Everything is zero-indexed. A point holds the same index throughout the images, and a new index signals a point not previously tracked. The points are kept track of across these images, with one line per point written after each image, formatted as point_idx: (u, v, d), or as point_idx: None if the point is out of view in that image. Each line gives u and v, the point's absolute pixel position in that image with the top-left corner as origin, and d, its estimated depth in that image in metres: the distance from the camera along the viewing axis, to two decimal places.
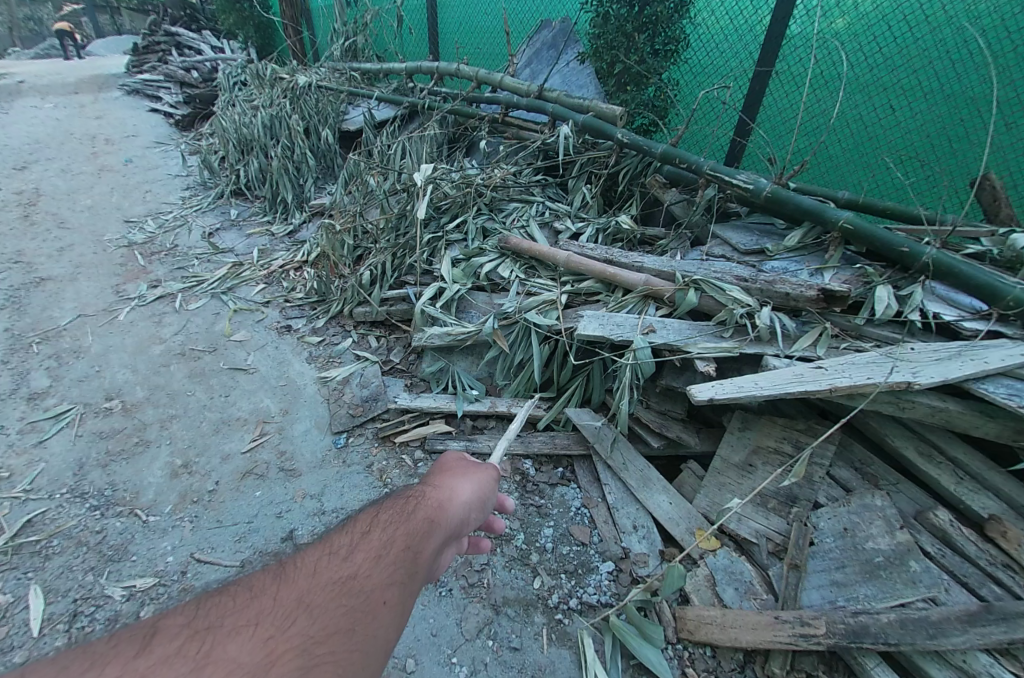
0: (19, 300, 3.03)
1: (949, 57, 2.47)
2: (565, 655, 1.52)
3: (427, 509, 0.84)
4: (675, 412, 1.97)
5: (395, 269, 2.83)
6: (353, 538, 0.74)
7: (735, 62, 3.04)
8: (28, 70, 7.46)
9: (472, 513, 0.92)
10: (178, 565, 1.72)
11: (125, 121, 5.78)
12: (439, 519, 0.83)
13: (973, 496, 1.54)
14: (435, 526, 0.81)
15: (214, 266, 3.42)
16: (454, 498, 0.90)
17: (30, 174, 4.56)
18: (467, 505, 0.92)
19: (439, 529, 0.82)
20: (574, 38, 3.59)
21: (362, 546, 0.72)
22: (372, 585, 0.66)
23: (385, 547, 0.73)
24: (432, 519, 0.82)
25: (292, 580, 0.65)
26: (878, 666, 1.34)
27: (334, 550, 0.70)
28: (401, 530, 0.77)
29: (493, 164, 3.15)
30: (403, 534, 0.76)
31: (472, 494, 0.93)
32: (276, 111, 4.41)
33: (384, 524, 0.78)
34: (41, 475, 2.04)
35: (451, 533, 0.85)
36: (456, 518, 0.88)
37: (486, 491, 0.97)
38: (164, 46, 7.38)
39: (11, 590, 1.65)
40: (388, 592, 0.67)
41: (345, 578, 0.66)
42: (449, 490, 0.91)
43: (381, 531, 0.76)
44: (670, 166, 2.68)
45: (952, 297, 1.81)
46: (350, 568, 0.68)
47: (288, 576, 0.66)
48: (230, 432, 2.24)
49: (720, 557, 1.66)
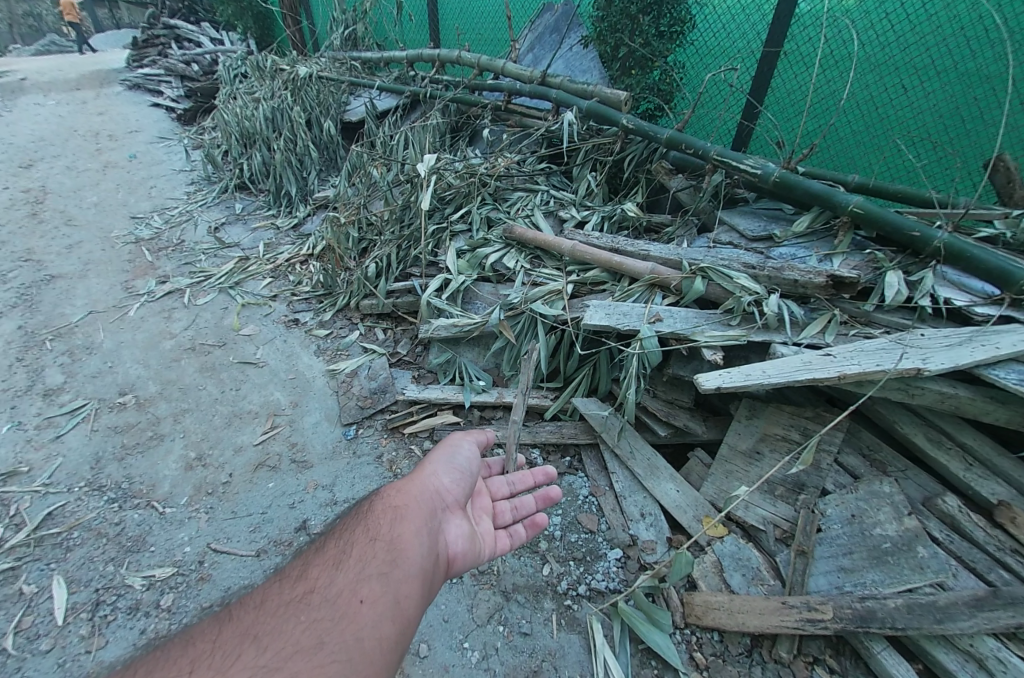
0: (31, 298, 3.07)
1: (963, 34, 2.40)
2: (574, 640, 1.54)
3: (388, 499, 1.04)
4: (682, 401, 1.97)
5: (400, 261, 2.84)
6: (305, 561, 0.89)
7: (743, 42, 2.96)
8: (28, 67, 7.42)
9: (442, 483, 1.15)
10: (195, 555, 1.77)
11: (128, 117, 5.78)
12: (404, 502, 1.04)
13: (982, 482, 1.54)
14: (401, 508, 1.01)
15: (221, 261, 3.44)
16: (416, 482, 1.11)
17: (36, 172, 4.58)
18: (433, 480, 1.14)
19: (405, 509, 1.01)
20: (577, 21, 3.52)
21: (321, 563, 0.87)
22: (340, 592, 0.81)
23: (347, 553, 0.89)
24: (394, 505, 1.02)
25: (238, 619, 0.77)
26: (885, 649, 1.36)
27: (293, 578, 0.85)
28: (366, 530, 0.94)
29: (497, 153, 3.13)
30: (366, 532, 0.94)
31: (433, 472, 1.16)
32: (277, 102, 4.38)
33: (347, 532, 0.95)
34: (60, 469, 2.09)
35: (426, 506, 1.06)
36: (425, 494, 1.09)
37: (446, 462, 1.21)
38: (163, 39, 7.35)
39: (36, 580, 1.70)
40: (363, 589, 0.81)
41: (307, 595, 0.81)
42: (410, 478, 1.12)
43: (343, 541, 0.93)
44: (677, 152, 2.63)
45: (964, 281, 1.78)
46: (310, 585, 0.83)
47: (233, 618, 0.77)
48: (242, 425, 2.27)
49: (728, 543, 1.67)
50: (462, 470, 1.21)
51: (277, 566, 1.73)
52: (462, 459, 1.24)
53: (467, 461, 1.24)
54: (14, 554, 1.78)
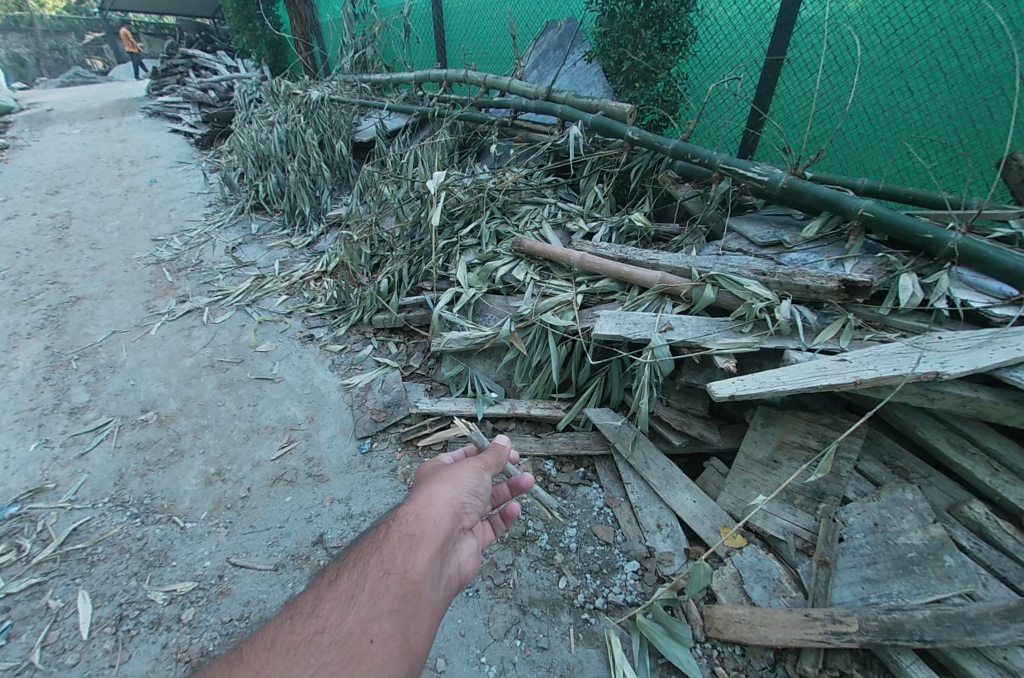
0: (57, 319, 3.17)
1: (968, 35, 2.40)
2: (593, 655, 1.52)
3: (403, 526, 0.98)
4: (696, 409, 1.95)
5: (412, 276, 2.89)
6: (317, 597, 0.87)
7: (745, 52, 2.99)
8: (55, 98, 7.72)
9: (459, 504, 1.08)
10: (215, 570, 1.79)
11: (148, 143, 5.99)
12: (420, 528, 0.98)
13: (1010, 488, 1.50)
14: (417, 535, 0.96)
15: (238, 279, 3.53)
16: (432, 504, 1.04)
17: (61, 198, 4.76)
18: (450, 503, 1.07)
19: (422, 536, 0.96)
20: (580, 38, 3.59)
21: (332, 599, 0.85)
22: (351, 629, 0.80)
23: (360, 587, 0.87)
24: (410, 532, 0.96)
25: (247, 661, 0.76)
26: (914, 664, 1.32)
27: (306, 615, 0.84)
28: (380, 560, 0.91)
29: (504, 167, 3.17)
30: (380, 563, 0.90)
31: (450, 492, 1.08)
32: (291, 125, 4.52)
33: (360, 562, 0.91)
34: (84, 484, 2.14)
35: (442, 533, 1.00)
36: (442, 517, 1.03)
37: (462, 483, 1.12)
38: (182, 68, 7.62)
39: (61, 595, 1.74)
40: (374, 627, 0.81)
41: (317, 634, 0.79)
42: (426, 499, 1.05)
43: (355, 573, 0.90)
44: (683, 162, 2.65)
45: (980, 282, 1.75)
46: (321, 623, 0.81)
47: (241, 660, 0.76)
48: (259, 440, 2.31)
49: (747, 554, 1.64)
50: (480, 493, 1.15)
51: (295, 580, 1.74)
52: (480, 486, 1.16)
53: (483, 487, 1.17)
54: (41, 570, 1.83)
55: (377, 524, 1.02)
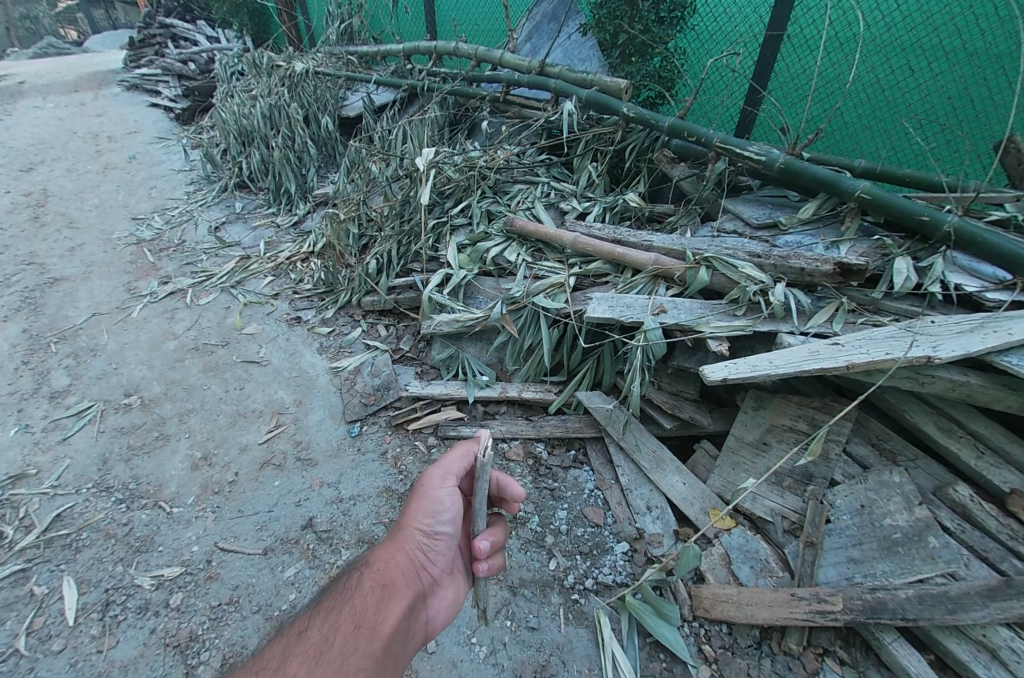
0: (35, 302, 3.08)
1: (972, 12, 2.35)
2: (582, 634, 1.54)
3: (375, 576, 1.04)
4: (687, 393, 1.94)
5: (401, 257, 2.83)
6: (285, 651, 0.88)
7: (744, 26, 2.90)
8: (27, 70, 7.38)
9: (429, 555, 1.12)
10: (203, 555, 1.78)
11: (126, 117, 5.78)
12: (390, 578, 1.04)
13: (994, 470, 1.51)
14: (388, 585, 1.03)
15: (222, 260, 3.44)
16: (400, 554, 1.09)
17: (37, 175, 4.59)
18: (418, 552, 1.11)
19: (393, 589, 1.02)
20: (574, 9, 3.48)
21: (300, 655, 0.87)
22: None
23: (330, 644, 0.90)
24: (382, 583, 1.02)
25: None
26: (896, 640, 1.35)
27: (272, 673, 0.83)
28: (352, 613, 0.96)
29: (496, 145, 3.10)
30: (351, 618, 0.95)
31: (418, 541, 1.11)
32: (274, 99, 4.35)
33: (332, 616, 0.96)
34: (67, 470, 2.10)
35: (412, 587, 1.06)
36: (412, 569, 1.08)
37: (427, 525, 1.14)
38: (160, 39, 7.29)
39: (46, 581, 1.72)
40: None
41: None
42: (396, 548, 1.09)
43: (327, 626, 0.93)
44: (679, 140, 2.59)
45: (974, 266, 1.74)
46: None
47: None
48: (247, 424, 2.28)
49: (735, 535, 1.65)
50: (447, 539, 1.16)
51: (284, 564, 1.74)
52: (443, 523, 1.10)
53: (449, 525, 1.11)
54: (25, 556, 1.80)
55: (348, 573, 1.07)
